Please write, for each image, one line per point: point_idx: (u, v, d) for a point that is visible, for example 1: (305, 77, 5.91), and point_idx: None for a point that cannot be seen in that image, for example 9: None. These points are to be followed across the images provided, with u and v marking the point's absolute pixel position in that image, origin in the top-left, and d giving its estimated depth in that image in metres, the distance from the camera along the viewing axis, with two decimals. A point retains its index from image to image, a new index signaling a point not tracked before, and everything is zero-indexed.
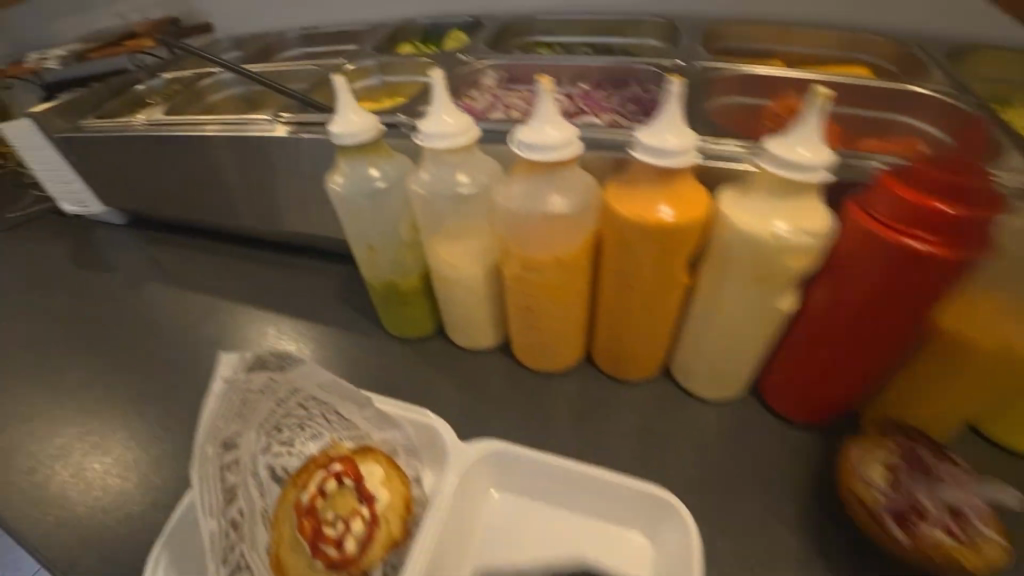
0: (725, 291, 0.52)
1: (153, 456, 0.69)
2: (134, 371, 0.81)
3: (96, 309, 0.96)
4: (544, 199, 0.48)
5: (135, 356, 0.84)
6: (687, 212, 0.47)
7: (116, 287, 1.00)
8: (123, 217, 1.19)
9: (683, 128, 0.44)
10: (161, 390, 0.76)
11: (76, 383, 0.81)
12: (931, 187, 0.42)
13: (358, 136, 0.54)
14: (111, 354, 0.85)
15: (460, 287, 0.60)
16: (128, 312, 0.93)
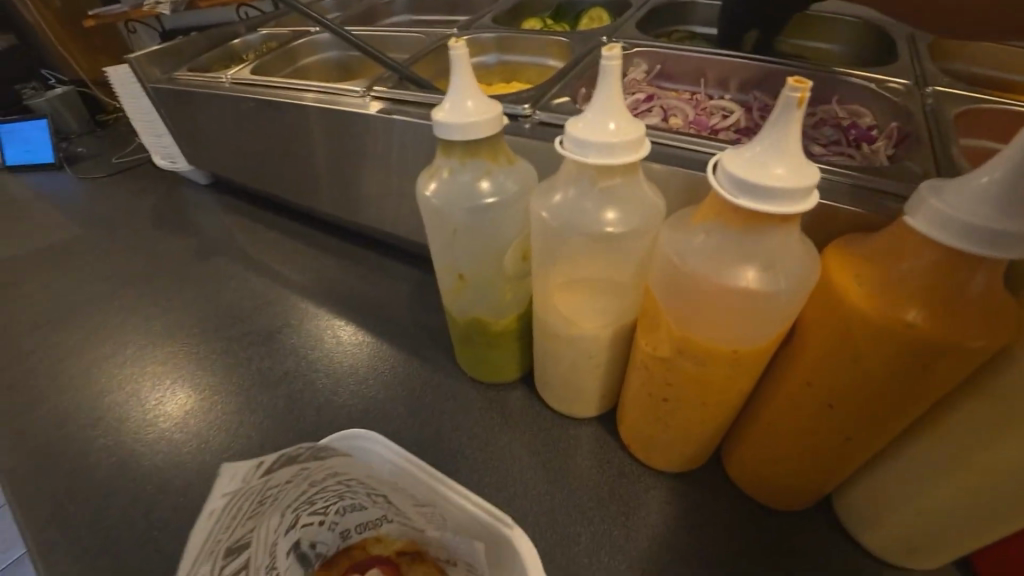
0: (995, 448, 0.33)
1: (175, 463, 0.60)
2: (182, 354, 0.74)
3: (162, 274, 0.91)
4: (741, 269, 0.32)
5: (185, 336, 0.77)
6: (974, 322, 0.30)
7: (184, 253, 0.94)
8: (207, 177, 1.14)
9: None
10: (206, 386, 0.68)
11: (127, 357, 0.75)
12: None
13: (472, 131, 0.39)
14: (166, 330, 0.78)
15: (571, 349, 0.45)
16: (192, 284, 0.87)
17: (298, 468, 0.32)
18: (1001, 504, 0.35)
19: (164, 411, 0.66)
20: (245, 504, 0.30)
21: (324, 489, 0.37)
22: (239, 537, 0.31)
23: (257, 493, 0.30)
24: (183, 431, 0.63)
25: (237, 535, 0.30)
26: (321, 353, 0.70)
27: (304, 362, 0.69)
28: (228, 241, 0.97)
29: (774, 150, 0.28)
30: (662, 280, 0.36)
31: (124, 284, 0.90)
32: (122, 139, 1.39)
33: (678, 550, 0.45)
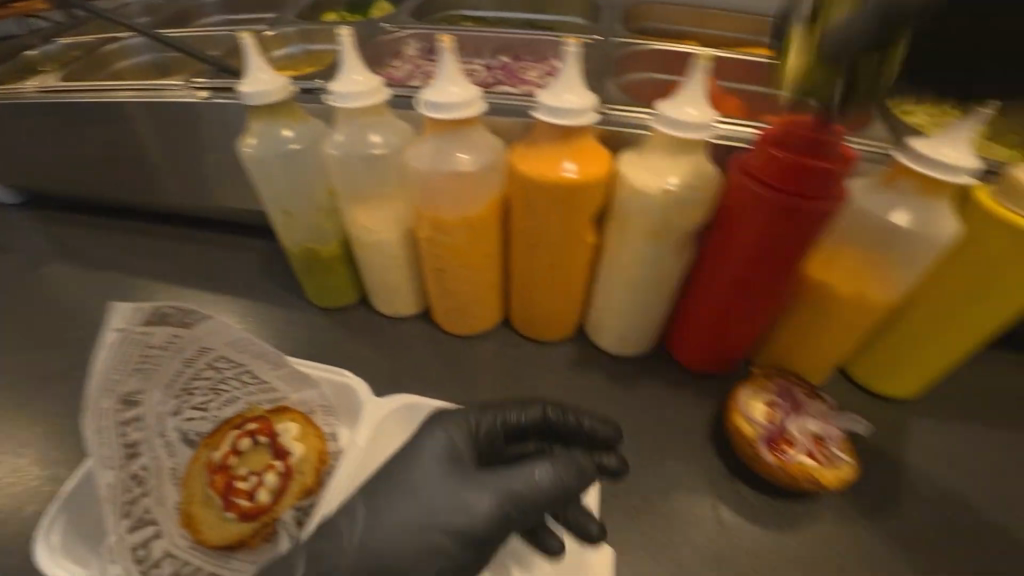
0: (625, 250, 0.55)
1: (42, 436, 0.63)
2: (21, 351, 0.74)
3: None
4: (455, 157, 0.50)
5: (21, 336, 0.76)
6: (588, 170, 0.49)
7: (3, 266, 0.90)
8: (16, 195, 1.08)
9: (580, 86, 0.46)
10: (59, 371, 0.71)
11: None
12: (792, 145, 0.46)
13: (269, 96, 0.54)
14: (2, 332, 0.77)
15: (379, 252, 0.62)
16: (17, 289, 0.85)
17: (170, 332, 0.44)
18: (642, 285, 0.57)
19: (19, 398, 0.67)
20: (128, 352, 0.42)
21: (199, 373, 0.49)
22: (129, 388, 0.43)
23: (135, 339, 0.42)
24: (45, 409, 0.66)
25: (129, 385, 0.43)
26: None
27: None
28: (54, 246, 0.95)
29: (445, 77, 0.47)
30: (416, 179, 0.53)
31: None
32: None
33: (484, 381, 0.64)
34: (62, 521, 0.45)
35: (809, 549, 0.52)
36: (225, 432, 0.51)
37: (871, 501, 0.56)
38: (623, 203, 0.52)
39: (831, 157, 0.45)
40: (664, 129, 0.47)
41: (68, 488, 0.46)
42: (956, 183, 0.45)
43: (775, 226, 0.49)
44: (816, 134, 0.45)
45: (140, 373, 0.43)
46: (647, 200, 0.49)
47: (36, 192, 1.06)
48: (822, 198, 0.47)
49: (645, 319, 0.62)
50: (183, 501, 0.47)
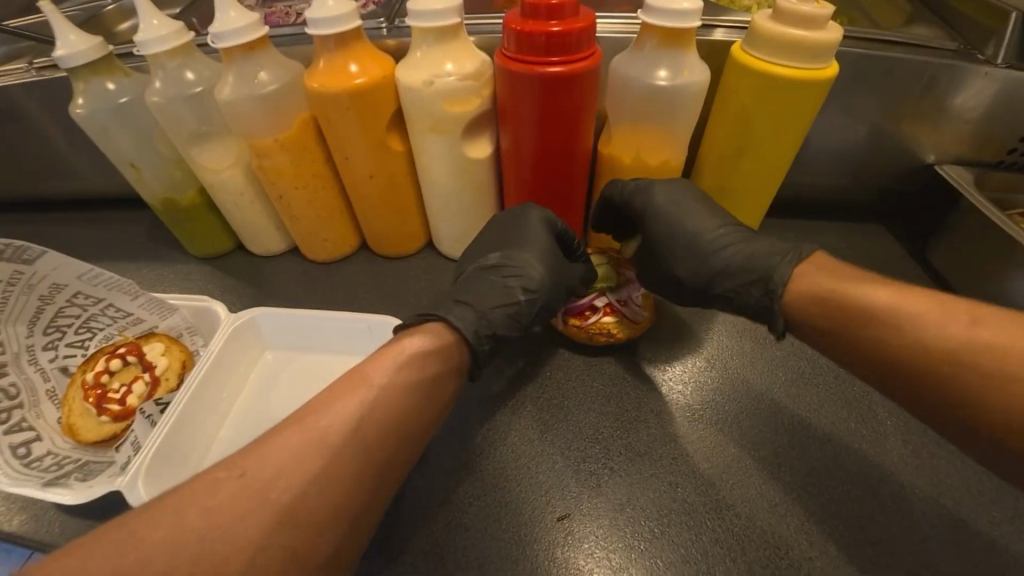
0: (422, 151, 0.60)
1: None
2: None
3: None
4: (256, 78, 0.56)
5: None
6: (370, 73, 0.55)
7: None
8: None
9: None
10: None
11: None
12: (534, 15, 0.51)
13: (83, 55, 0.59)
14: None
15: (227, 192, 0.68)
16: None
17: (11, 269, 0.52)
18: (451, 181, 0.63)
19: None
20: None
21: (62, 312, 0.57)
22: None
23: None
24: None
25: None
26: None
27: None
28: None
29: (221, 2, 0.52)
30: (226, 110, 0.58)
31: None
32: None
33: (346, 296, 0.72)
34: None
35: (618, 385, 0.61)
36: (99, 359, 0.58)
37: (677, 341, 0.66)
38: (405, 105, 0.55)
39: (567, 21, 0.51)
40: (420, 24, 0.50)
41: None
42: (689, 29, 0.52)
43: (541, 100, 0.55)
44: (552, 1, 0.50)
45: None
46: (415, 94, 0.53)
47: None
48: (573, 63, 0.53)
49: (469, 218, 0.68)
50: (64, 416, 0.54)
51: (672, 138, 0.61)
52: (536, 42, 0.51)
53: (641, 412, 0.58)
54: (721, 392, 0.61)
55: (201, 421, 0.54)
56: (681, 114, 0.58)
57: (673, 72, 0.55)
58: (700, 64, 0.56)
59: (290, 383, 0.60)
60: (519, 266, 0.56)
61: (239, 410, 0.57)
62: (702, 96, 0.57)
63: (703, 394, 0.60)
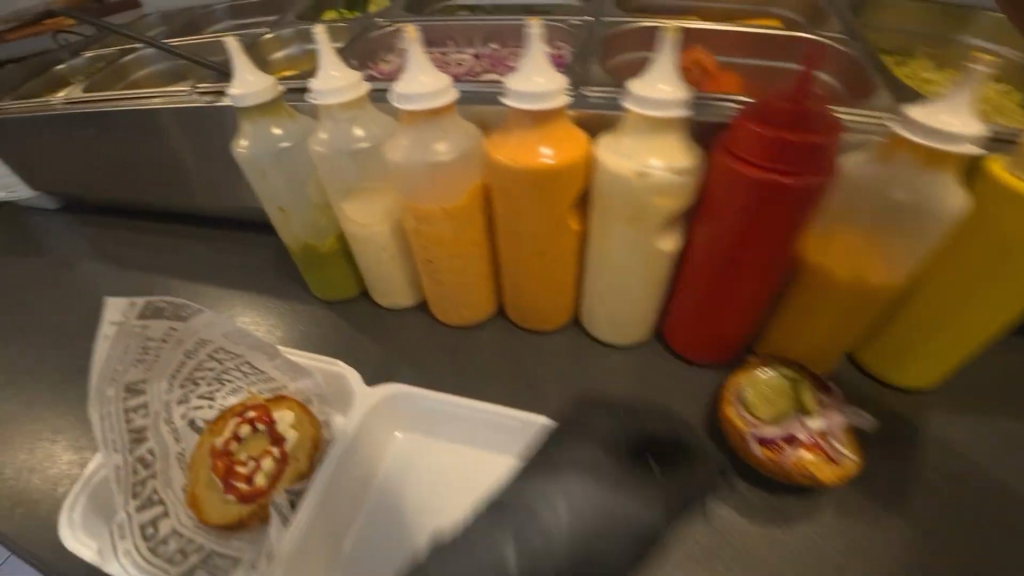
0: (609, 235, 0.55)
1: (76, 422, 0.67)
2: (64, 344, 0.80)
3: (20, 288, 0.90)
4: (434, 144, 0.50)
5: (63, 331, 0.82)
6: (563, 155, 0.49)
7: (46, 265, 0.95)
8: (56, 201, 1.07)
9: (548, 69, 0.46)
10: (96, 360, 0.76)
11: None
12: (774, 118, 0.44)
13: (255, 97, 0.56)
14: (41, 335, 0.82)
15: (371, 248, 0.64)
16: (50, 295, 0.89)
17: (167, 324, 0.49)
18: (630, 269, 0.57)
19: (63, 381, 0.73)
20: (131, 344, 0.47)
21: (202, 365, 0.53)
22: (134, 379, 0.48)
23: (132, 332, 0.46)
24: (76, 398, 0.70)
25: (132, 375, 0.48)
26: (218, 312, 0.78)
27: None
28: (79, 246, 0.98)
29: (414, 67, 0.46)
30: (399, 173, 0.53)
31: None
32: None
33: (478, 370, 0.66)
34: (84, 501, 0.49)
35: (807, 546, 0.50)
36: (227, 420, 0.54)
37: (880, 494, 0.53)
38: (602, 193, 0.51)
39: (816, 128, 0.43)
40: (641, 110, 0.46)
41: (92, 470, 0.50)
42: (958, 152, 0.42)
43: (757, 207, 0.48)
44: (800, 106, 0.43)
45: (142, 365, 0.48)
46: (623, 183, 0.49)
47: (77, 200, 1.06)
48: (811, 172, 0.44)
49: (636, 303, 0.62)
50: (189, 485, 0.50)
51: (898, 257, 0.50)
52: (770, 146, 0.44)
53: None
54: None
55: (328, 526, 0.48)
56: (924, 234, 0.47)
57: (924, 190, 0.45)
58: (960, 185, 0.46)
59: (421, 477, 0.54)
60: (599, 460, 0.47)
61: (368, 505, 0.52)
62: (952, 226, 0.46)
63: None
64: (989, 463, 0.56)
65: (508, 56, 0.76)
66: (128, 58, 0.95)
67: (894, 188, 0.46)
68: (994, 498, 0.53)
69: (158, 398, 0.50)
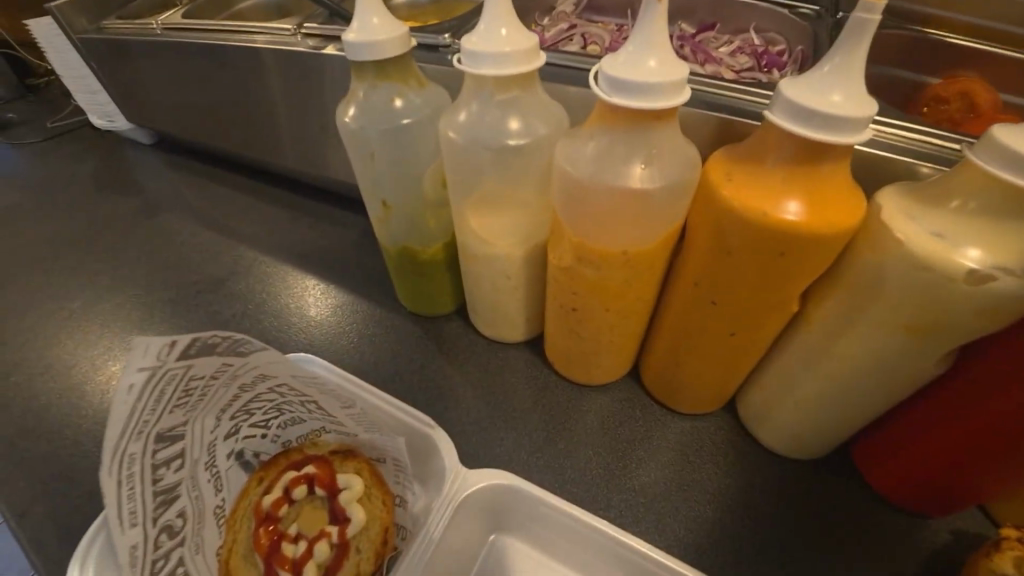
0: (852, 335, 0.37)
1: None
2: (128, 303, 0.71)
3: (96, 226, 0.83)
4: (632, 165, 0.34)
5: (128, 287, 0.73)
6: (832, 216, 0.32)
7: (126, 204, 0.88)
8: (150, 136, 1.00)
9: (858, 83, 0.29)
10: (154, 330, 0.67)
11: (59, 317, 0.70)
12: None
13: (377, 50, 0.41)
14: (106, 287, 0.74)
15: (489, 271, 0.48)
16: (124, 240, 0.81)
17: (218, 362, 0.34)
18: (863, 382, 0.40)
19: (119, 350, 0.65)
20: (166, 389, 0.32)
21: (258, 398, 0.40)
22: (172, 422, 0.35)
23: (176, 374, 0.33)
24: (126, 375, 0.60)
25: (169, 419, 0.35)
26: (291, 300, 0.67)
27: (267, 306, 0.68)
28: (162, 189, 0.91)
29: (644, 45, 0.30)
30: (563, 193, 0.37)
31: (53, 240, 0.81)
32: (28, 85, 1.12)
33: (597, 450, 0.50)
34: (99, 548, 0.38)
35: None
36: (282, 472, 0.43)
37: None
38: (866, 282, 0.35)
39: None
40: (1003, 174, 0.28)
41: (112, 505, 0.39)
42: None
43: None
44: None
45: (183, 406, 0.35)
46: (931, 279, 0.31)
47: (168, 137, 0.98)
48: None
49: (843, 421, 0.44)
50: (223, 552, 0.39)
51: None
52: None
53: None
54: None
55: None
56: None
57: None
58: None
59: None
60: None
61: None
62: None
63: None
64: None
65: (702, 40, 0.58)
66: None
67: None
68: None
69: (200, 440, 0.38)
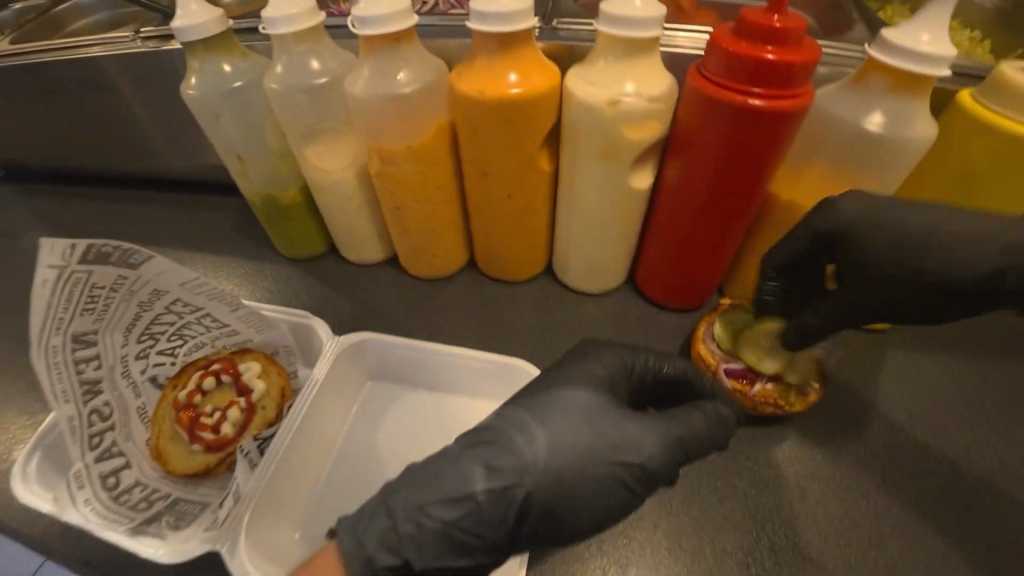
0: (581, 174, 0.53)
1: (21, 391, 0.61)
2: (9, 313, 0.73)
3: None
4: (396, 75, 0.48)
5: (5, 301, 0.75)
6: (532, 85, 0.47)
7: None
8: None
9: None
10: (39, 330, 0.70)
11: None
12: (744, 36, 0.42)
13: (201, 30, 0.52)
14: None
15: (333, 194, 0.60)
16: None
17: (115, 273, 0.45)
18: (604, 211, 0.56)
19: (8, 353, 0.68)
20: (73, 291, 0.44)
21: (158, 318, 0.50)
22: (86, 330, 0.45)
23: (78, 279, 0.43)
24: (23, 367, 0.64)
25: (80, 326, 0.45)
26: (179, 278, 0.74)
27: None
28: (18, 218, 0.91)
29: None
30: (356, 108, 0.50)
31: None
32: None
33: (454, 322, 0.65)
34: (41, 456, 0.46)
35: (776, 465, 0.52)
36: (192, 375, 0.52)
37: (841, 421, 0.55)
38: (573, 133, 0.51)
39: (792, 50, 0.41)
40: (615, 32, 0.44)
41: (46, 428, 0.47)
42: (931, 75, 0.40)
43: (729, 135, 0.46)
44: (774, 24, 0.40)
45: (90, 314, 0.45)
46: (596, 114, 0.47)
47: (16, 167, 0.98)
48: (787, 98, 0.43)
49: (611, 250, 0.61)
50: (152, 438, 0.49)
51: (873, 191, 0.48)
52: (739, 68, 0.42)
53: (806, 506, 0.49)
54: (915, 494, 0.50)
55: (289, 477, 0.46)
56: (896, 162, 0.45)
57: (895, 114, 0.43)
58: (930, 115, 0.44)
59: (398, 420, 0.53)
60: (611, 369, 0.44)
61: (338, 454, 0.50)
62: (921, 155, 0.45)
63: (897, 504, 0.49)
64: (940, 389, 0.58)
65: None
66: (63, 6, 0.88)
67: (868, 119, 0.44)
68: (942, 420, 0.56)
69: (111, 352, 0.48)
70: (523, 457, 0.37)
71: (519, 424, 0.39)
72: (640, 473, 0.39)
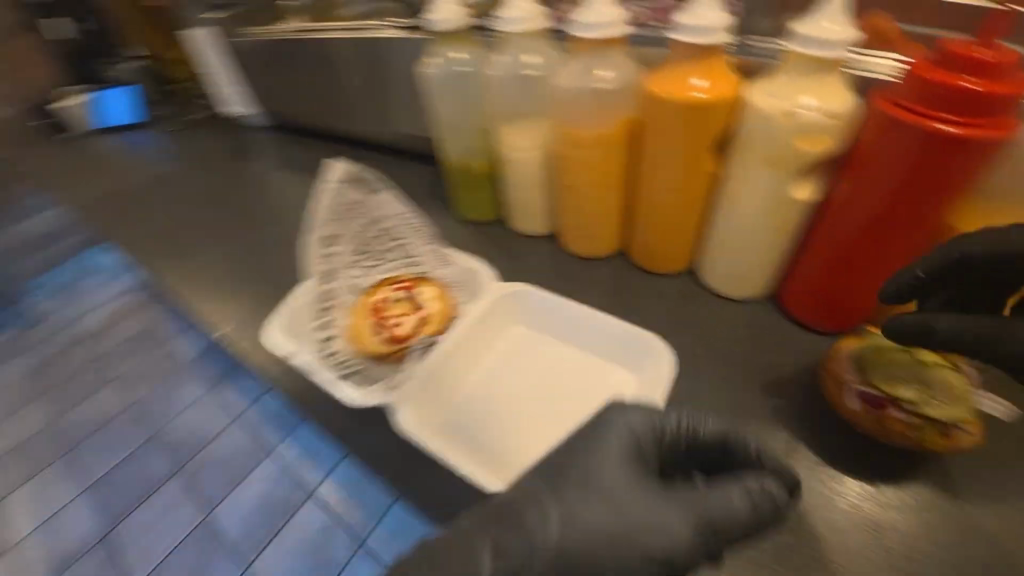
0: (746, 179, 0.57)
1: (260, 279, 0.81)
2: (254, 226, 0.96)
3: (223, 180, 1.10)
4: (594, 73, 0.57)
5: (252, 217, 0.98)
6: (717, 90, 0.53)
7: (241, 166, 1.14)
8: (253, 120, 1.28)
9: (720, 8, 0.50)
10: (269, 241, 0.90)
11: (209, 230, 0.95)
12: (944, 65, 0.43)
13: (449, 22, 0.66)
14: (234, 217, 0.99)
15: (519, 169, 0.71)
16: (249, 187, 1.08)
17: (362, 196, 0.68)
18: (763, 218, 0.59)
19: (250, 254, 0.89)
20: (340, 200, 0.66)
21: (377, 237, 0.69)
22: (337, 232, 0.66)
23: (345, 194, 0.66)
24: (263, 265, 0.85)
25: (334, 227, 0.66)
26: None
27: None
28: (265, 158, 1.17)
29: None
30: (557, 96, 0.60)
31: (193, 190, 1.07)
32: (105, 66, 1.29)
33: (592, 298, 0.72)
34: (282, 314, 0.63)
35: (897, 505, 0.50)
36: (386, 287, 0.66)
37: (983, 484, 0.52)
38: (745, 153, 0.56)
39: (997, 81, 0.42)
40: (806, 52, 0.47)
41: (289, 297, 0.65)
42: None
43: (911, 159, 0.47)
44: (982, 55, 0.41)
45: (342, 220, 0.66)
46: (773, 124, 0.51)
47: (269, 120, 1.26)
48: (982, 128, 0.43)
49: (761, 256, 0.63)
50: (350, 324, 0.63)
51: None
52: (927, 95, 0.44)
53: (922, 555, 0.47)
54: None
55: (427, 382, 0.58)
56: None
57: None
58: None
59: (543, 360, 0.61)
60: (631, 437, 0.44)
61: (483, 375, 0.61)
62: None
63: None
64: None
65: None
66: None
67: None
68: None
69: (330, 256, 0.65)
70: (535, 539, 0.39)
71: (536, 506, 0.40)
72: (664, 564, 0.38)
